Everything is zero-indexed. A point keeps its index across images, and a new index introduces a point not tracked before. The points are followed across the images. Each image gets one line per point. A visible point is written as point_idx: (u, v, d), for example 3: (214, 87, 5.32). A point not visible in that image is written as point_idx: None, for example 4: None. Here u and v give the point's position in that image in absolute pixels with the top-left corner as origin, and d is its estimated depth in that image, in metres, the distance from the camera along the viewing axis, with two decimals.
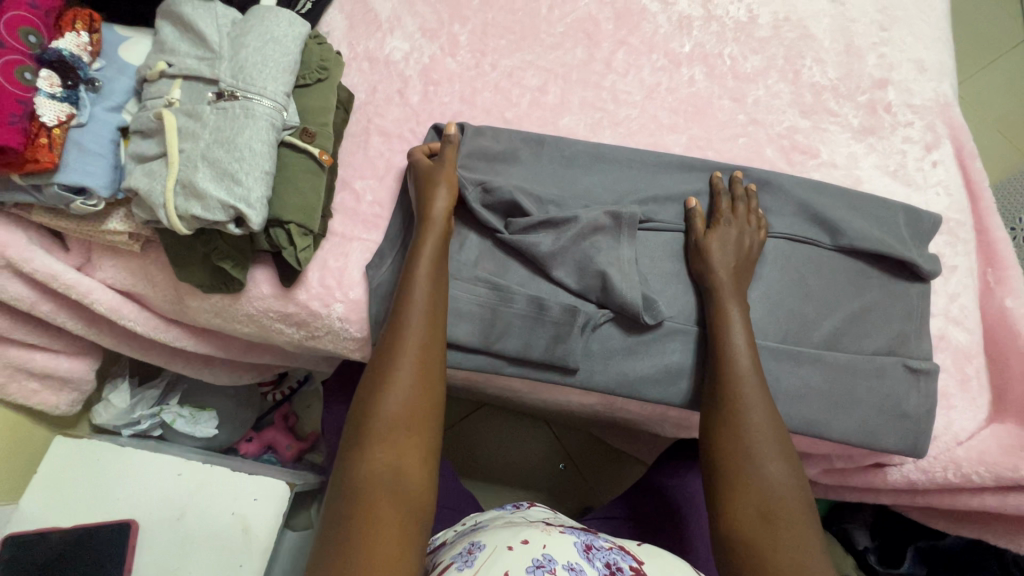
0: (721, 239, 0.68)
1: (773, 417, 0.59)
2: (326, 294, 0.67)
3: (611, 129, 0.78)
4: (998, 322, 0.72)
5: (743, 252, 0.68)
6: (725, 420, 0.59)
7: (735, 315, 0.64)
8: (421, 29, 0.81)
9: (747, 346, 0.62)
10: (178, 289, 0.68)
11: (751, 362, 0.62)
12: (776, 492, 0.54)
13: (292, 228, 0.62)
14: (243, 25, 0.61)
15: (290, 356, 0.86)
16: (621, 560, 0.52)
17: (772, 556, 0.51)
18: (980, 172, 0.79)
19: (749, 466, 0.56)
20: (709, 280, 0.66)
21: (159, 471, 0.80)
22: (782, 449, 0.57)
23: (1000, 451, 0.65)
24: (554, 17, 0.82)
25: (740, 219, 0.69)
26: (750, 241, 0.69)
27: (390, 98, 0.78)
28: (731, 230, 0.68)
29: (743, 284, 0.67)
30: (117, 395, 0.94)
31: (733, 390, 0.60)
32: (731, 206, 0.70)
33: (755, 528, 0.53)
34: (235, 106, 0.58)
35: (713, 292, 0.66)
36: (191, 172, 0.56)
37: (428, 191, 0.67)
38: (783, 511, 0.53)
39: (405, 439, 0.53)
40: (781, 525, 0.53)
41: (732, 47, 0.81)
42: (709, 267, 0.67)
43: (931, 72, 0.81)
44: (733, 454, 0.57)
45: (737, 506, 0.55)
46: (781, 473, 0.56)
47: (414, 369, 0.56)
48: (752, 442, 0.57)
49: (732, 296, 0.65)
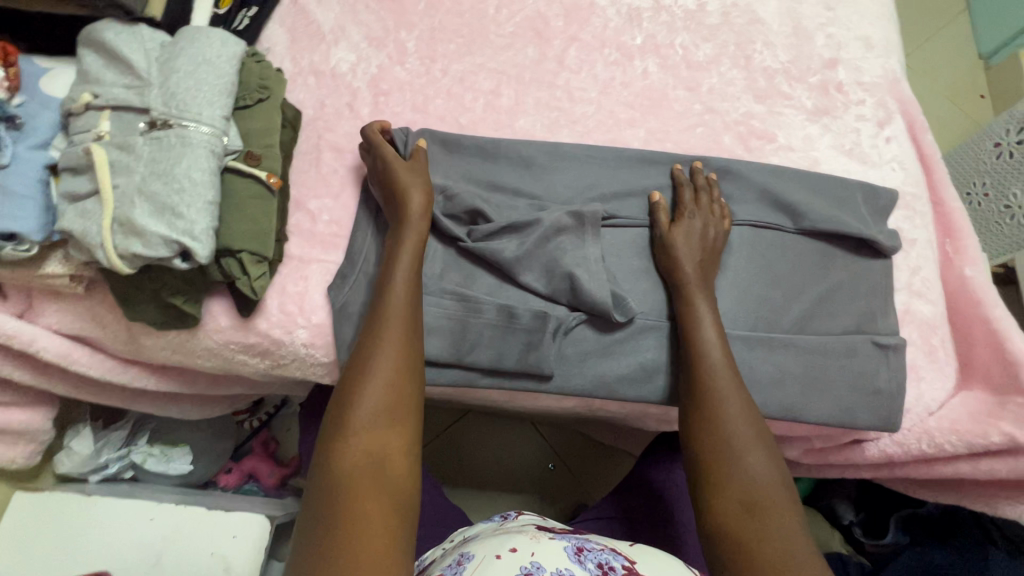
0: (686, 232, 0.67)
1: (749, 410, 0.59)
2: (288, 321, 0.65)
3: (568, 128, 0.76)
4: (959, 292, 0.73)
5: (708, 244, 0.68)
6: (701, 416, 0.59)
7: (703, 306, 0.64)
8: (366, 39, 0.79)
9: (718, 340, 0.62)
10: (131, 328, 0.65)
11: (721, 342, 0.62)
12: (760, 487, 0.54)
13: (244, 257, 0.59)
14: (173, 48, 0.58)
15: (261, 385, 0.83)
16: (612, 560, 0.50)
17: (759, 549, 0.51)
18: (931, 145, 0.81)
19: (729, 457, 0.56)
20: (676, 273, 0.66)
21: (131, 517, 0.78)
22: (760, 441, 0.57)
23: (969, 419, 0.66)
24: (503, 16, 0.81)
25: (704, 209, 0.69)
26: (715, 232, 0.69)
27: (340, 112, 0.75)
28: (695, 222, 0.68)
29: (709, 275, 0.67)
30: (81, 442, 0.88)
31: (706, 378, 0.60)
32: (694, 198, 0.70)
33: (741, 523, 0.53)
34: (170, 135, 0.55)
35: (681, 286, 0.65)
36: (128, 209, 0.53)
37: (400, 219, 0.64)
38: (768, 507, 0.53)
39: (383, 431, 0.52)
40: (768, 521, 0.52)
41: (683, 37, 0.81)
42: (675, 260, 0.66)
43: (878, 49, 0.82)
44: (711, 448, 0.57)
45: (720, 499, 0.55)
46: (762, 466, 0.55)
47: (389, 361, 0.55)
48: (729, 436, 0.57)
49: (699, 290, 0.65)
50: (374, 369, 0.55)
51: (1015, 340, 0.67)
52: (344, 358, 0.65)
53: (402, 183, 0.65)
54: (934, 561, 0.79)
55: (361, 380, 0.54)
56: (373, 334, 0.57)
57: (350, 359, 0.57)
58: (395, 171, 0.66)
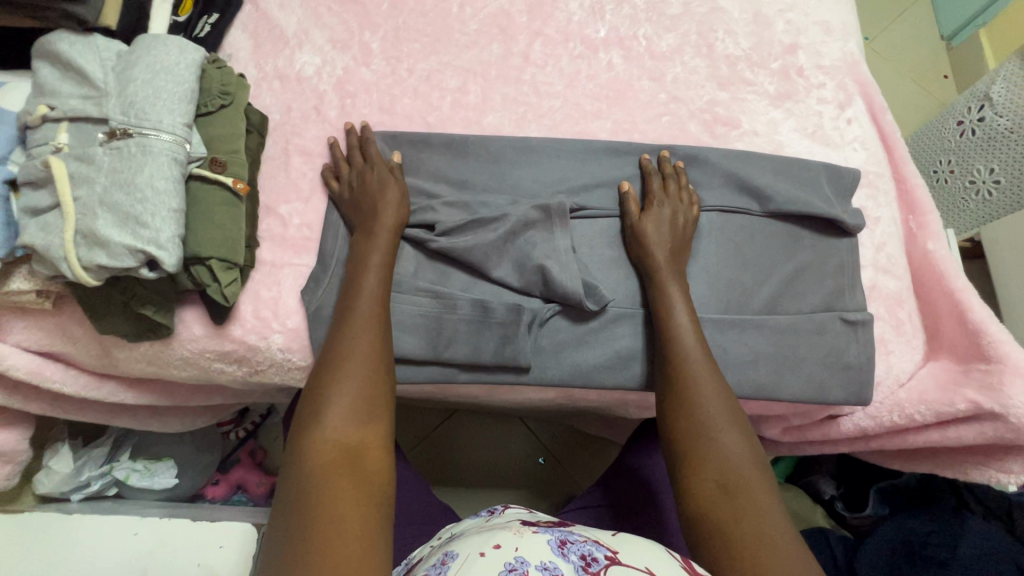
0: (656, 220, 0.68)
1: (723, 391, 0.60)
2: (263, 326, 0.65)
3: (536, 122, 0.77)
4: (923, 266, 0.75)
5: (677, 231, 0.69)
6: (676, 399, 0.60)
7: (675, 291, 0.65)
8: (331, 41, 0.79)
9: (691, 324, 0.63)
10: (103, 342, 0.65)
11: (694, 327, 0.63)
12: (733, 463, 0.55)
13: (214, 263, 0.59)
14: (130, 57, 0.58)
15: (243, 393, 0.83)
16: (595, 551, 0.49)
17: (735, 527, 0.52)
18: (892, 124, 0.83)
19: (704, 437, 0.57)
20: (647, 260, 0.67)
21: (115, 533, 0.77)
22: (734, 421, 0.58)
23: (936, 388, 0.68)
24: (466, 14, 0.81)
25: (672, 197, 0.70)
26: (684, 218, 0.70)
27: (307, 116, 0.75)
28: (663, 209, 0.69)
29: (680, 260, 0.68)
30: (59, 460, 0.87)
31: (680, 361, 0.61)
32: (663, 185, 0.71)
33: (717, 502, 0.54)
34: (130, 144, 0.55)
35: (651, 272, 0.67)
36: (91, 220, 0.53)
37: (370, 228, 0.65)
38: (741, 483, 0.54)
39: (361, 430, 0.53)
40: (741, 495, 0.53)
41: (646, 28, 0.82)
42: (646, 246, 0.67)
43: (836, 32, 0.84)
44: (685, 429, 0.58)
45: (697, 479, 0.56)
46: (736, 445, 0.56)
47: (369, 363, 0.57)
48: (704, 417, 0.58)
49: (672, 276, 0.66)
50: (344, 371, 0.56)
51: (977, 309, 0.69)
52: None
53: (384, 197, 0.67)
54: (914, 528, 0.81)
55: (332, 381, 0.55)
56: (352, 337, 0.58)
57: (320, 363, 0.57)
58: (369, 184, 0.67)
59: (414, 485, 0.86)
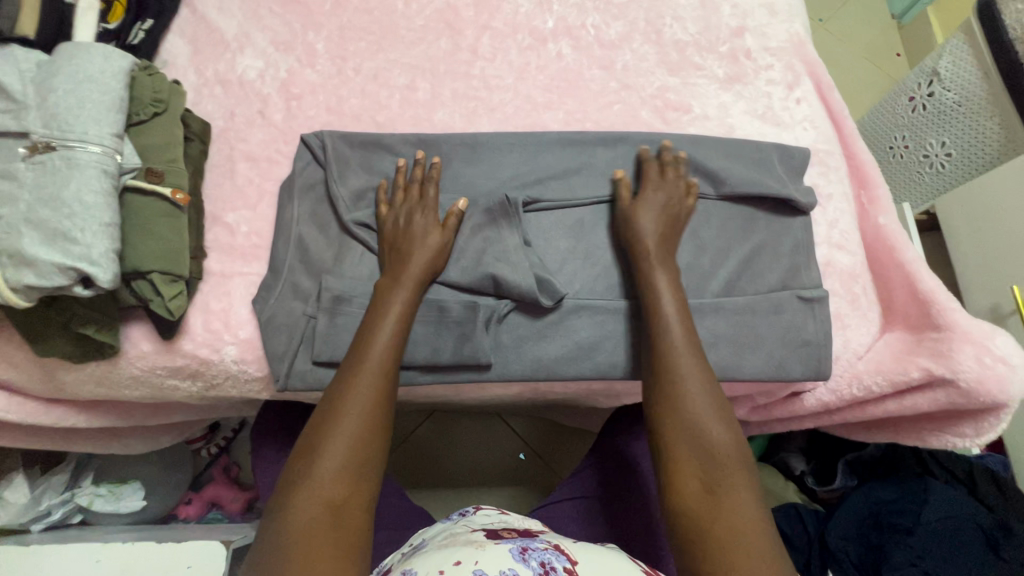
0: (648, 205, 0.68)
1: (711, 387, 0.59)
2: (214, 339, 0.63)
3: (487, 116, 0.76)
4: (876, 240, 0.76)
5: (669, 216, 0.68)
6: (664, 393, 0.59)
7: (661, 277, 0.64)
8: (273, 43, 0.77)
9: (680, 313, 0.62)
10: (46, 366, 0.63)
11: (683, 319, 0.62)
12: (718, 463, 0.55)
13: (156, 277, 0.57)
14: (50, 67, 0.56)
15: (205, 408, 0.81)
16: (555, 561, 0.48)
17: (716, 525, 0.51)
18: (840, 102, 0.83)
19: (691, 433, 0.56)
20: (636, 245, 0.66)
21: (74, 561, 0.74)
22: (720, 413, 0.57)
23: (892, 358, 0.69)
24: (412, 11, 0.80)
25: (669, 185, 0.70)
26: (677, 207, 0.69)
27: (251, 121, 0.73)
28: (657, 194, 0.69)
29: (669, 244, 0.67)
30: (15, 490, 0.84)
31: (669, 355, 0.60)
32: (658, 171, 0.71)
33: (698, 499, 0.54)
34: (55, 158, 0.53)
35: (640, 257, 0.65)
36: (16, 239, 0.51)
37: (395, 271, 0.63)
38: (727, 483, 0.54)
39: (348, 479, 0.52)
40: (723, 495, 0.53)
41: (594, 17, 0.82)
42: (637, 229, 0.67)
43: (782, 14, 0.84)
44: (672, 426, 0.57)
45: (682, 477, 0.55)
46: (723, 440, 0.56)
47: (365, 400, 0.56)
48: (690, 415, 0.57)
49: (658, 262, 0.65)
50: (343, 409, 0.55)
51: (926, 280, 0.70)
52: (279, 369, 0.64)
53: (426, 247, 0.64)
54: (879, 497, 0.83)
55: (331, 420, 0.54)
56: (349, 378, 0.57)
57: (323, 395, 0.57)
58: (409, 231, 0.65)
59: (389, 490, 0.85)
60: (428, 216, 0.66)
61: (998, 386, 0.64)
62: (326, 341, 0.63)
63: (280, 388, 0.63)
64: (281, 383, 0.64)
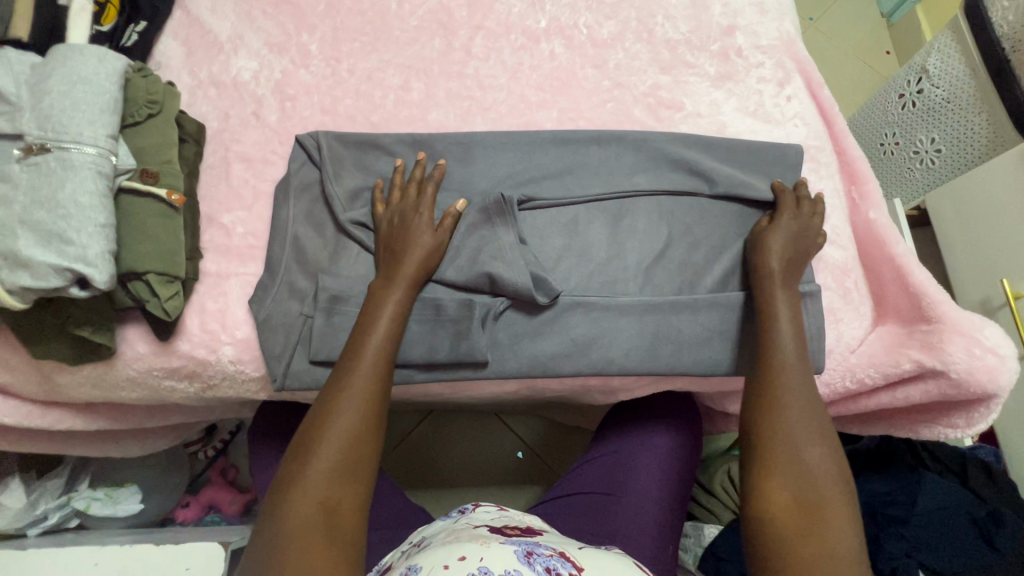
0: (782, 232, 0.67)
1: (815, 406, 0.59)
2: (211, 339, 0.63)
3: (482, 115, 0.77)
4: (867, 235, 0.77)
5: (803, 243, 0.68)
6: (766, 406, 0.59)
7: (783, 302, 0.64)
8: (267, 45, 0.77)
9: (794, 334, 0.63)
10: (42, 368, 0.63)
11: (796, 344, 0.62)
12: (817, 484, 0.55)
13: (152, 278, 0.57)
14: (44, 69, 0.56)
15: (202, 410, 0.81)
16: (561, 566, 0.48)
17: (805, 539, 0.52)
18: (830, 99, 0.84)
19: (790, 449, 0.57)
20: (761, 266, 0.66)
21: (72, 564, 0.74)
22: (819, 435, 0.58)
23: (884, 351, 0.70)
24: (405, 11, 0.80)
25: (804, 216, 0.69)
26: (809, 239, 0.69)
27: (246, 122, 0.73)
28: (793, 221, 0.68)
29: (795, 270, 0.66)
30: (11, 497, 0.82)
31: (775, 372, 0.61)
32: (795, 202, 0.71)
33: (793, 513, 0.54)
34: (50, 160, 0.53)
35: (765, 280, 0.65)
36: (12, 241, 0.51)
37: (389, 269, 0.63)
38: (823, 504, 0.54)
39: (341, 480, 0.52)
40: (822, 518, 0.53)
41: (586, 16, 0.82)
42: (764, 249, 0.67)
43: (772, 13, 0.85)
44: (768, 437, 0.58)
45: (775, 488, 0.55)
46: (822, 462, 0.56)
47: (359, 400, 0.56)
48: (789, 432, 0.58)
49: (780, 287, 0.65)
50: (337, 411, 0.55)
51: (917, 273, 0.71)
52: (276, 369, 0.64)
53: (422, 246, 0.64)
54: (875, 489, 0.84)
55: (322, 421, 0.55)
56: (344, 380, 0.57)
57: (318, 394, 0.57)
58: (405, 227, 0.65)
59: (388, 489, 0.85)
60: (426, 214, 0.66)
61: (988, 377, 0.65)
62: (322, 340, 0.63)
63: (277, 388, 0.64)
64: (278, 383, 0.64)
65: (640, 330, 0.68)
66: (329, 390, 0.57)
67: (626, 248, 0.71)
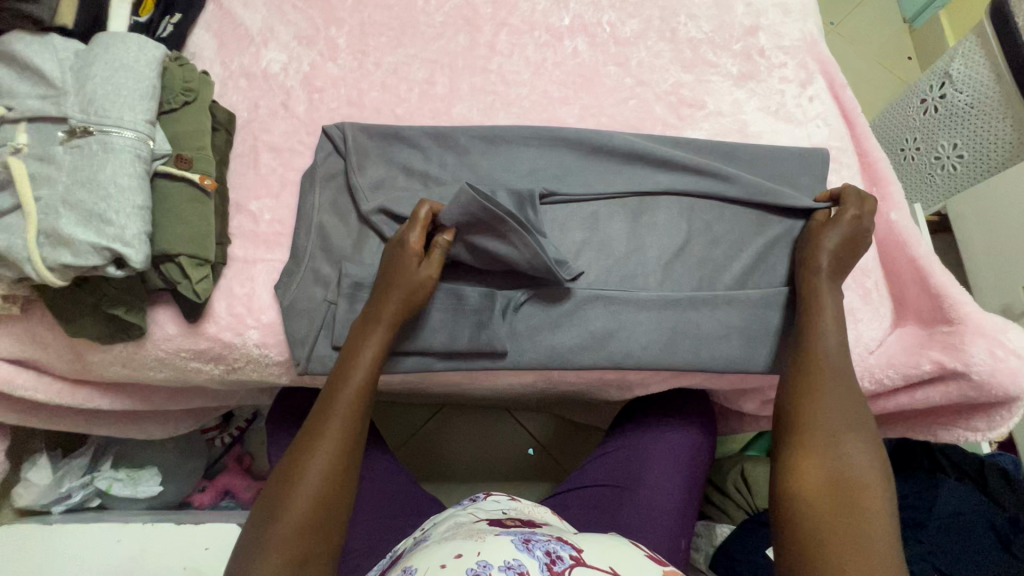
0: (835, 233, 0.66)
1: (854, 396, 0.56)
2: (237, 323, 0.65)
3: (504, 110, 0.78)
4: (888, 236, 0.76)
5: (856, 246, 0.66)
6: (802, 392, 0.57)
7: (829, 293, 0.63)
8: (296, 38, 0.79)
9: (837, 328, 0.61)
10: (75, 346, 0.65)
11: (840, 336, 0.60)
12: (853, 469, 0.51)
13: (183, 260, 0.59)
14: (88, 55, 0.58)
15: (224, 394, 0.83)
16: (560, 548, 0.47)
17: (835, 524, 0.49)
18: (852, 100, 0.84)
19: (825, 436, 0.54)
20: (810, 261, 0.66)
21: (97, 542, 0.77)
22: (858, 427, 0.54)
23: (903, 352, 0.69)
24: (431, 7, 0.82)
25: (865, 215, 0.67)
26: (864, 240, 0.67)
27: (275, 112, 0.75)
28: (854, 221, 0.67)
29: (846, 271, 0.66)
30: (37, 472, 0.86)
31: (816, 360, 0.59)
32: (859, 200, 0.68)
33: (824, 495, 0.50)
34: (92, 142, 0.55)
35: (812, 271, 0.65)
36: (54, 219, 0.53)
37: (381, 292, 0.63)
38: (858, 486, 0.50)
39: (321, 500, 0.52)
40: (855, 501, 0.50)
41: (609, 14, 0.83)
42: (815, 247, 0.66)
43: (795, 14, 0.85)
44: (804, 418, 0.55)
45: (807, 468, 0.52)
46: (863, 454, 0.53)
47: (339, 431, 0.55)
48: (828, 418, 0.55)
49: (828, 281, 0.64)
50: (322, 430, 0.55)
51: (939, 274, 0.71)
52: (299, 354, 0.65)
53: (410, 284, 0.62)
54: None
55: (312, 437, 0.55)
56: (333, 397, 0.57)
57: (308, 412, 0.57)
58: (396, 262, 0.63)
59: (403, 478, 0.85)
60: (414, 241, 0.63)
61: (1010, 380, 0.64)
62: (346, 326, 0.65)
63: (300, 372, 0.65)
64: (301, 367, 0.65)
65: (658, 324, 0.69)
66: (310, 426, 0.55)
67: (645, 243, 0.71)
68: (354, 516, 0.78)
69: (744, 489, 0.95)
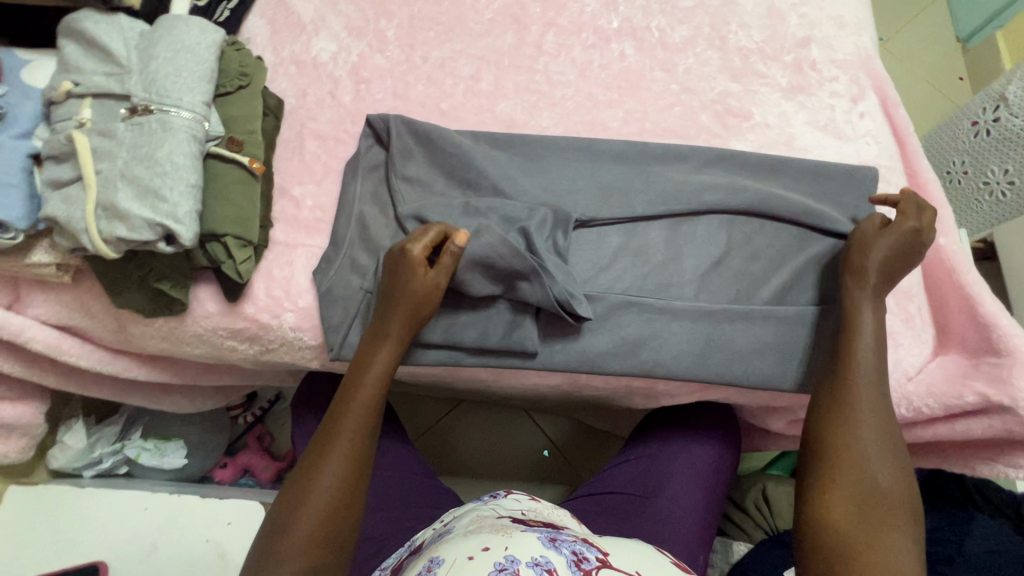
0: (885, 247, 0.63)
1: (892, 423, 0.55)
2: (275, 305, 0.66)
3: (548, 110, 0.78)
4: (934, 262, 0.73)
5: (905, 260, 0.64)
6: (841, 417, 0.55)
7: (869, 316, 0.60)
8: (347, 28, 0.80)
9: (880, 352, 0.59)
10: (119, 318, 0.67)
11: (883, 361, 0.58)
12: (886, 498, 0.51)
13: (229, 241, 0.60)
14: (152, 35, 0.59)
15: (253, 374, 0.84)
16: (586, 550, 0.47)
17: (864, 552, 0.48)
18: (905, 119, 0.82)
19: (858, 459, 0.53)
20: (858, 277, 0.63)
21: (124, 506, 0.79)
22: (894, 455, 0.53)
23: (945, 381, 0.67)
24: (480, 4, 0.82)
25: (921, 229, 0.64)
26: (915, 253, 0.64)
27: (322, 100, 0.76)
28: (909, 235, 0.63)
29: (890, 285, 0.63)
30: (74, 435, 0.90)
31: (856, 381, 0.57)
32: (917, 214, 0.64)
33: (856, 522, 0.50)
34: (151, 120, 0.56)
35: (857, 289, 0.62)
36: (111, 193, 0.55)
37: (386, 295, 0.62)
38: (888, 514, 0.50)
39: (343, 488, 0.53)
40: (885, 529, 0.49)
41: (659, 19, 0.82)
42: (863, 259, 0.63)
43: (850, 27, 0.83)
44: (842, 441, 0.54)
45: (839, 492, 0.51)
46: (896, 483, 0.52)
47: (358, 424, 0.56)
48: (865, 444, 0.53)
49: (874, 299, 0.62)
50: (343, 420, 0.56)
51: (988, 304, 0.68)
52: (333, 340, 0.66)
53: (417, 296, 0.61)
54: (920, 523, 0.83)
55: (334, 429, 0.56)
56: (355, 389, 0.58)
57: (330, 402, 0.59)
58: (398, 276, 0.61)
59: (421, 471, 0.86)
60: (417, 253, 0.61)
61: None
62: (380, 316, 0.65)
63: (333, 356, 0.66)
64: (334, 353, 0.66)
65: (692, 334, 0.68)
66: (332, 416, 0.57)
67: (683, 252, 0.71)
68: (374, 503, 0.79)
69: (765, 508, 0.93)
